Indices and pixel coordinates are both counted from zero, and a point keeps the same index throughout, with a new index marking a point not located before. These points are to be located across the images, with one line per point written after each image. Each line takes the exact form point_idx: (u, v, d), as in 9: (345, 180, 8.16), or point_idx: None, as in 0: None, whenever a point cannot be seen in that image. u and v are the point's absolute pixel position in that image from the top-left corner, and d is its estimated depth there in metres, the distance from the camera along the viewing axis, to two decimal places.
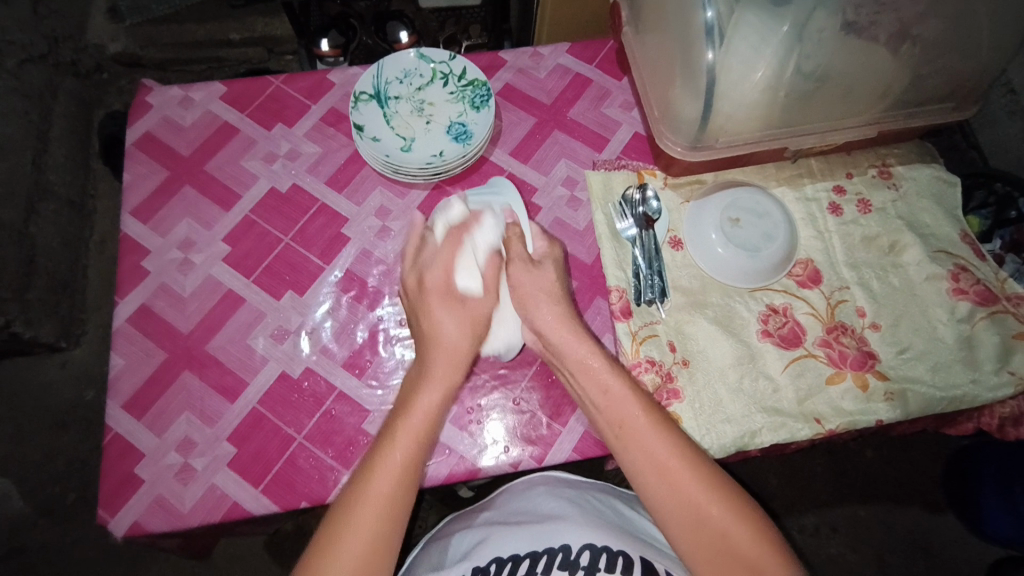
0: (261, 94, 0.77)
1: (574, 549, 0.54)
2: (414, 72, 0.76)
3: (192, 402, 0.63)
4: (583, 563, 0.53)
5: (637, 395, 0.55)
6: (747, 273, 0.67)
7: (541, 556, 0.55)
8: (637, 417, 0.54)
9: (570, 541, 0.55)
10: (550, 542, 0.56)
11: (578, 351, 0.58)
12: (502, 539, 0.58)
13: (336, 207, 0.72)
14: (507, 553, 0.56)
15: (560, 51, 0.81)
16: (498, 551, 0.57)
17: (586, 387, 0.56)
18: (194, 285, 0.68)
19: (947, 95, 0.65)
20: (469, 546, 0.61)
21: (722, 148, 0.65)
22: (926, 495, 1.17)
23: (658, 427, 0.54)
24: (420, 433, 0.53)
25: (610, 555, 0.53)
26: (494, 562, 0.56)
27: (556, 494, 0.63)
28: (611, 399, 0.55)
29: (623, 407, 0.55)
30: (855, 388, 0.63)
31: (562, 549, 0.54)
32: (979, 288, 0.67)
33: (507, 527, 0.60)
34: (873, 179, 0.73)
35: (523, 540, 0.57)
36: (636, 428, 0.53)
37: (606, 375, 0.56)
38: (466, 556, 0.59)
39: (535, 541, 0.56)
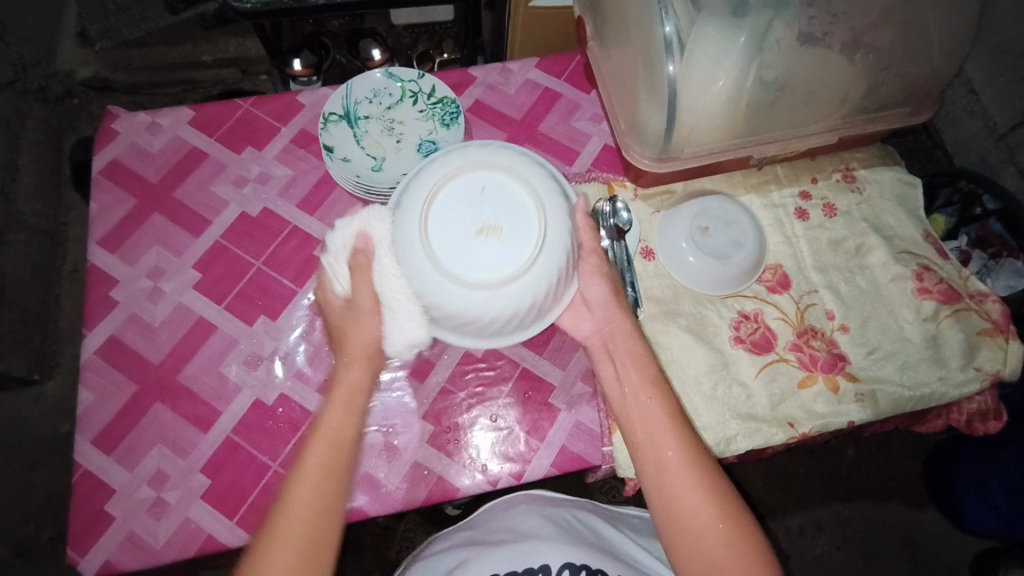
0: (229, 118, 0.77)
1: (552, 570, 0.55)
2: (383, 92, 0.76)
3: (165, 433, 0.62)
4: None
5: (662, 396, 0.55)
6: (717, 280, 0.68)
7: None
8: (658, 418, 0.54)
9: (550, 560, 0.56)
10: (530, 561, 0.56)
11: (615, 348, 0.58)
12: (482, 560, 0.57)
13: (308, 229, 0.72)
14: (486, 573, 0.56)
15: (529, 66, 0.82)
16: (478, 571, 0.56)
17: (615, 380, 0.57)
18: (164, 313, 0.68)
19: (904, 100, 0.67)
20: (449, 567, 0.60)
21: (688, 159, 0.66)
22: (908, 489, 1.19)
23: (679, 431, 0.53)
24: (337, 437, 0.51)
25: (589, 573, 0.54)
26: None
27: (537, 512, 0.63)
28: (637, 397, 0.55)
29: (646, 406, 0.55)
30: (826, 391, 0.64)
31: (541, 570, 0.55)
32: (942, 287, 0.69)
33: (487, 546, 0.59)
34: (837, 183, 0.75)
35: (503, 560, 0.57)
36: (654, 426, 0.53)
37: (634, 374, 0.56)
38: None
39: (515, 562, 0.56)
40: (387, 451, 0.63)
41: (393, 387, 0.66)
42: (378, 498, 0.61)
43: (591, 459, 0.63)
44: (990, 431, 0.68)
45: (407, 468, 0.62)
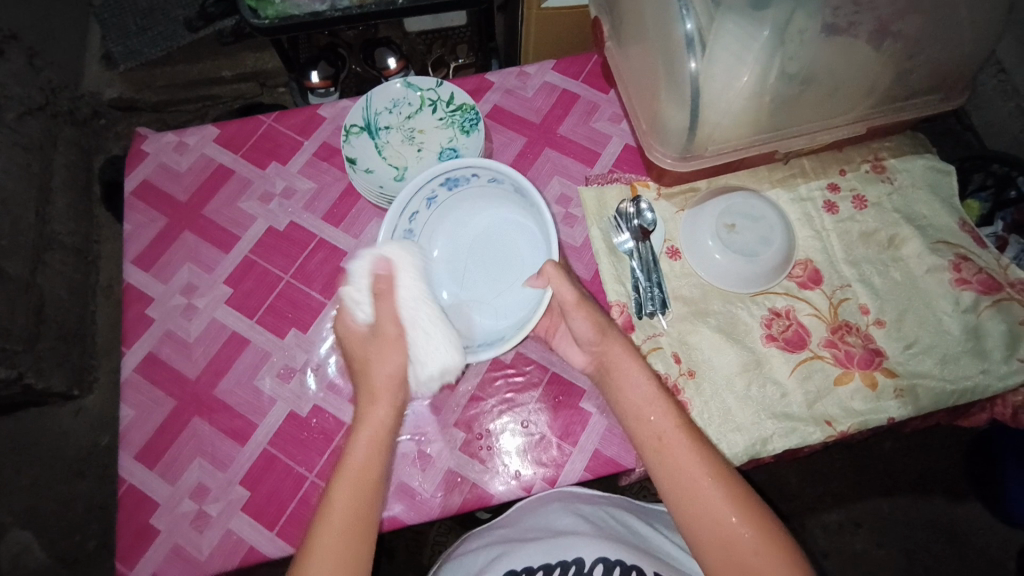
0: (253, 135, 0.78)
1: (586, 563, 0.55)
2: (403, 102, 0.76)
3: (204, 447, 0.64)
4: None
5: (672, 419, 0.53)
6: (746, 278, 0.67)
7: (554, 567, 0.56)
8: (677, 439, 0.52)
9: (583, 554, 0.56)
10: (564, 554, 0.57)
11: (621, 373, 0.56)
12: (517, 552, 0.59)
13: (334, 241, 0.73)
14: (521, 565, 0.58)
15: (545, 69, 0.81)
16: (513, 564, 0.58)
17: (621, 409, 0.55)
18: (198, 329, 0.69)
19: (934, 86, 0.65)
20: (484, 562, 0.62)
21: (712, 156, 0.65)
22: (949, 482, 1.15)
23: (701, 451, 0.52)
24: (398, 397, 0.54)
25: (623, 568, 0.54)
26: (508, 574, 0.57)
27: (569, 509, 0.62)
28: (645, 413, 0.54)
29: (663, 427, 0.53)
30: (864, 387, 0.63)
31: (575, 562, 0.56)
32: (981, 277, 0.67)
33: (522, 541, 0.61)
34: (867, 174, 0.73)
35: (537, 553, 0.58)
36: (669, 455, 0.52)
37: (649, 397, 0.54)
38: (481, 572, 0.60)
39: (549, 557, 0.57)
40: (419, 460, 0.63)
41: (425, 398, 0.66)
42: (413, 506, 0.62)
43: (624, 463, 0.63)
44: None
45: (439, 475, 0.63)
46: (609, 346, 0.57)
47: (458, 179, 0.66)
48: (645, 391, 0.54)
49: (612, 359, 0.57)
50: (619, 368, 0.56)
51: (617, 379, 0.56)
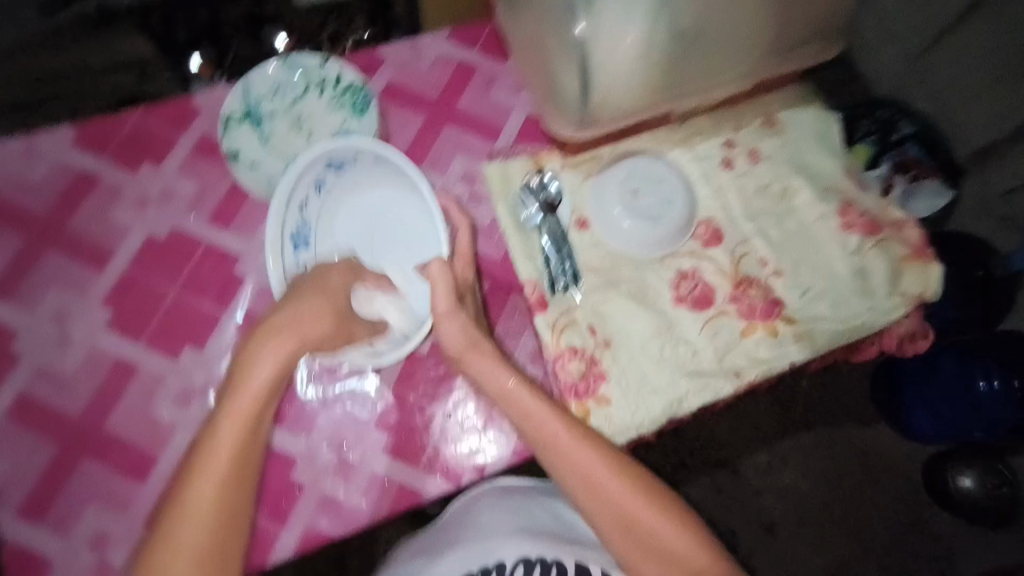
0: (118, 134, 0.70)
1: (507, 566, 0.55)
2: (286, 85, 0.71)
3: (98, 490, 0.59)
4: None
5: (565, 421, 0.53)
6: (653, 242, 0.68)
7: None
8: (567, 436, 0.52)
9: (505, 556, 0.56)
10: (486, 559, 0.56)
11: (502, 387, 0.55)
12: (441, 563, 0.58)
13: (224, 246, 0.68)
14: None
15: (439, 40, 0.77)
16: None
17: (514, 418, 0.55)
18: (78, 359, 0.63)
19: (813, 36, 0.67)
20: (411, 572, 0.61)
21: (610, 121, 0.65)
22: (861, 412, 1.25)
23: (591, 442, 0.53)
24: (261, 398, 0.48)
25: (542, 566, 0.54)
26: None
27: (496, 504, 0.62)
28: (532, 416, 0.54)
29: (552, 428, 0.53)
30: (767, 336, 0.66)
31: (495, 567, 0.55)
32: (865, 220, 0.71)
33: (447, 548, 0.60)
34: (760, 128, 0.75)
35: (461, 562, 0.57)
36: (570, 455, 0.52)
37: (533, 402, 0.54)
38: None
39: (470, 562, 0.57)
40: (341, 463, 0.61)
41: (343, 401, 0.63)
42: (336, 514, 0.60)
43: None
44: (919, 348, 0.73)
45: (364, 479, 0.61)
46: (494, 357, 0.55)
47: (342, 160, 0.65)
48: (534, 396, 0.54)
49: (494, 365, 0.55)
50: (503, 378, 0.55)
51: (503, 392, 0.55)
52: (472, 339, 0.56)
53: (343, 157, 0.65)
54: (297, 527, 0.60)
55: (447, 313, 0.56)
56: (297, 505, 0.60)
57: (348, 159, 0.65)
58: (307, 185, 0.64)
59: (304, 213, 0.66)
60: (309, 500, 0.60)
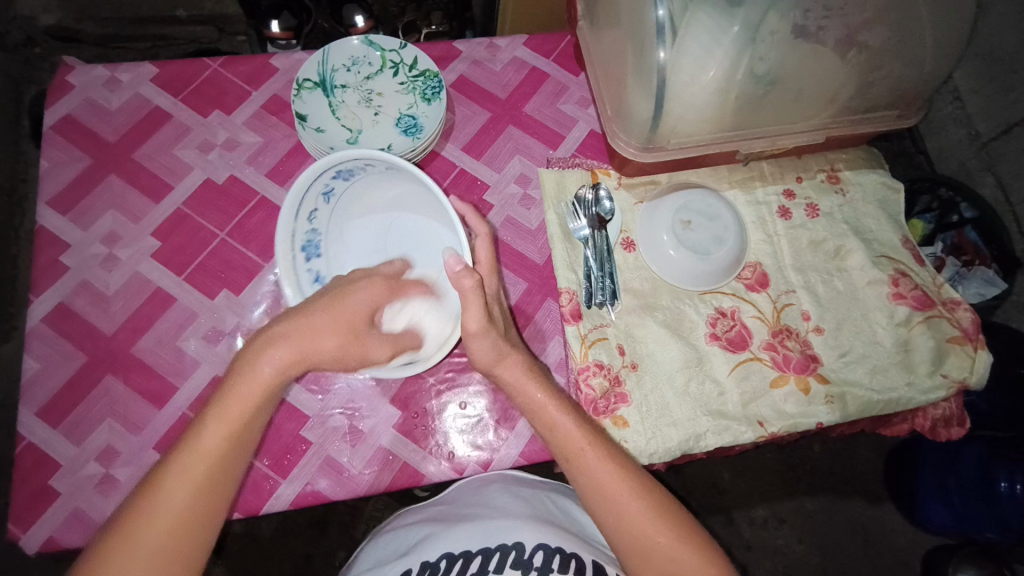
0: (197, 78, 0.72)
1: (526, 549, 0.52)
2: (362, 60, 0.72)
3: (117, 407, 0.59)
4: (535, 564, 0.50)
5: (587, 434, 0.52)
6: (699, 276, 0.67)
7: (493, 553, 0.52)
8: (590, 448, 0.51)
9: (524, 539, 0.53)
10: (503, 538, 0.53)
11: (526, 392, 0.53)
12: (451, 535, 0.56)
13: (277, 201, 0.69)
14: (458, 549, 0.54)
15: (517, 43, 0.79)
16: (449, 547, 0.55)
17: (535, 426, 0.53)
18: (119, 282, 0.64)
19: (893, 102, 0.66)
20: (413, 542, 0.59)
21: (673, 150, 0.65)
22: (869, 486, 1.22)
23: (613, 459, 0.51)
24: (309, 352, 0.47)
25: (564, 557, 0.51)
26: (444, 558, 0.54)
27: (510, 491, 0.60)
28: (557, 422, 0.52)
29: (576, 439, 0.52)
30: (797, 391, 0.64)
31: (514, 546, 0.52)
32: (917, 293, 0.69)
33: (457, 522, 0.57)
34: (821, 183, 0.74)
35: (475, 537, 0.54)
36: (592, 468, 0.51)
37: (558, 412, 0.53)
38: (412, 551, 0.57)
39: (487, 539, 0.54)
40: (349, 435, 0.61)
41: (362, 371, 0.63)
42: (339, 483, 0.59)
43: None
44: (952, 438, 0.69)
45: (370, 452, 0.61)
46: (516, 369, 0.54)
47: (352, 169, 0.59)
48: (560, 408, 0.53)
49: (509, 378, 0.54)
50: (526, 389, 0.54)
51: (527, 400, 0.53)
52: (501, 352, 0.53)
53: (351, 167, 0.58)
54: (295, 484, 0.59)
55: (477, 332, 0.51)
56: (300, 464, 0.60)
57: (357, 169, 0.58)
58: (313, 196, 0.58)
59: (315, 224, 0.60)
60: (314, 458, 0.60)
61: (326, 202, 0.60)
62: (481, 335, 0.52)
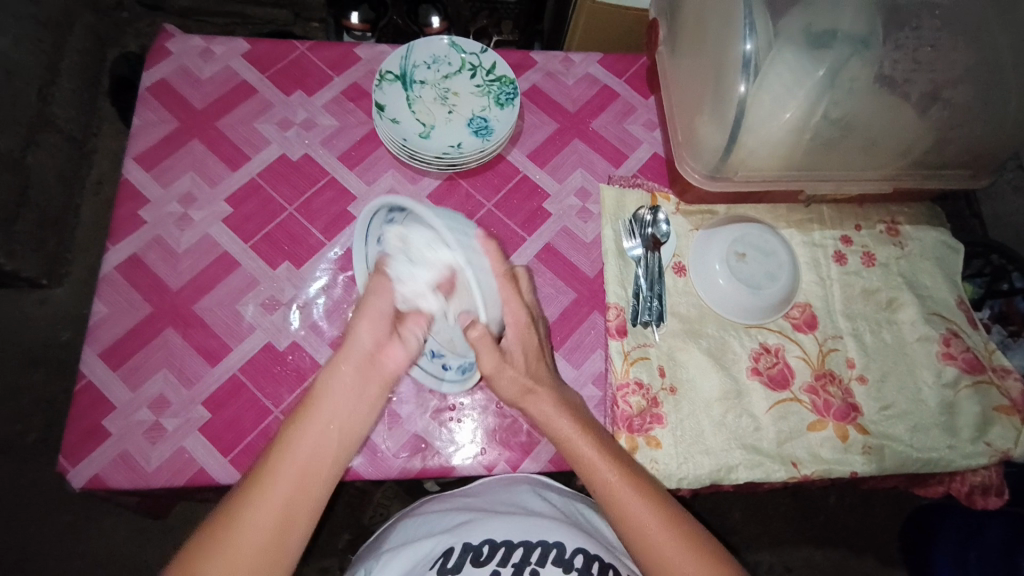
0: (284, 59, 0.76)
1: (567, 549, 0.54)
2: (443, 60, 0.75)
3: (173, 359, 0.61)
4: (577, 564, 0.53)
5: (611, 461, 0.53)
6: (748, 309, 0.67)
7: (534, 546, 0.54)
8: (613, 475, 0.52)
9: (564, 540, 0.55)
10: (544, 535, 0.55)
11: (556, 427, 0.54)
12: (493, 522, 0.57)
13: (346, 183, 0.71)
14: (500, 536, 0.55)
15: (591, 61, 0.81)
16: (491, 534, 0.56)
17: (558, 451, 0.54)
18: (190, 241, 0.66)
19: (965, 162, 0.66)
20: (452, 524, 0.60)
21: (740, 181, 0.65)
22: (881, 547, 1.19)
23: (637, 487, 0.52)
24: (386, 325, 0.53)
25: (601, 564, 0.54)
26: (487, 543, 0.55)
27: (543, 494, 0.63)
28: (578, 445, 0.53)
29: (597, 467, 0.52)
30: (835, 438, 0.64)
31: (556, 545, 0.54)
32: (967, 356, 0.68)
33: (496, 513, 0.59)
34: (881, 234, 0.74)
35: (517, 529, 0.56)
36: (612, 497, 0.51)
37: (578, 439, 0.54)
38: (451, 531, 0.58)
39: (528, 533, 0.56)
40: (387, 418, 0.62)
41: None
42: (372, 463, 0.61)
43: None
44: (988, 508, 0.67)
45: (405, 437, 0.62)
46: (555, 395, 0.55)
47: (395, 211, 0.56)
48: (582, 434, 0.54)
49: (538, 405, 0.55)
50: (549, 417, 0.54)
51: (549, 424, 0.54)
52: (526, 387, 0.55)
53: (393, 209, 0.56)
54: None
55: (493, 372, 0.54)
56: None
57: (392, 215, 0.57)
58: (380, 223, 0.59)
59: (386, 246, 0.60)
60: None
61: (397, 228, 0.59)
62: (499, 376, 0.54)
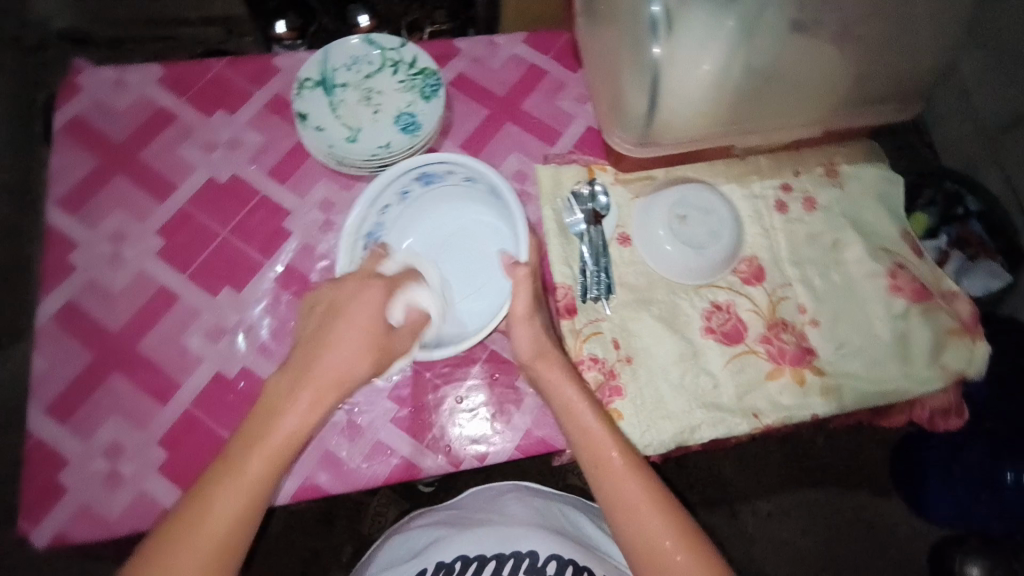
0: (200, 79, 0.74)
1: (540, 557, 0.56)
2: (363, 60, 0.74)
3: (122, 403, 0.60)
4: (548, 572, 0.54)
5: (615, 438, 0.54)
6: (694, 269, 0.67)
7: (507, 559, 0.56)
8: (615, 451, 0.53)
9: (537, 548, 0.56)
10: (518, 546, 0.57)
11: (565, 397, 0.56)
12: (466, 537, 0.59)
13: (277, 199, 0.69)
14: (472, 552, 0.57)
15: (515, 41, 0.80)
16: (464, 549, 0.58)
17: (567, 428, 0.55)
18: (125, 281, 0.65)
19: (890, 95, 0.66)
20: (427, 542, 0.62)
21: (671, 143, 0.66)
22: (873, 480, 1.22)
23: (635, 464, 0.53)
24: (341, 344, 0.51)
25: (575, 567, 0.55)
26: (459, 559, 0.57)
27: (524, 501, 0.65)
28: (583, 420, 0.55)
29: (600, 442, 0.54)
30: (792, 383, 0.65)
31: (529, 554, 0.56)
32: (915, 286, 0.69)
33: (470, 527, 0.61)
34: (820, 177, 0.75)
35: (491, 542, 0.58)
36: (613, 472, 0.52)
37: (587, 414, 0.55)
38: (424, 552, 0.60)
39: (502, 544, 0.57)
40: (348, 430, 0.62)
41: None
42: (339, 475, 0.61)
43: (555, 443, 0.63)
44: (949, 429, 0.69)
45: (368, 445, 0.62)
46: (553, 369, 0.57)
47: (433, 175, 0.68)
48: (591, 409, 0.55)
49: (547, 378, 0.57)
50: (560, 392, 0.56)
51: (560, 396, 0.56)
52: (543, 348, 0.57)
53: (434, 171, 0.68)
54: (296, 477, 0.60)
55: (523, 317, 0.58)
56: (300, 457, 0.60)
57: (439, 173, 0.68)
58: (392, 191, 0.67)
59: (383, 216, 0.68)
60: (313, 452, 0.61)
61: (402, 200, 0.69)
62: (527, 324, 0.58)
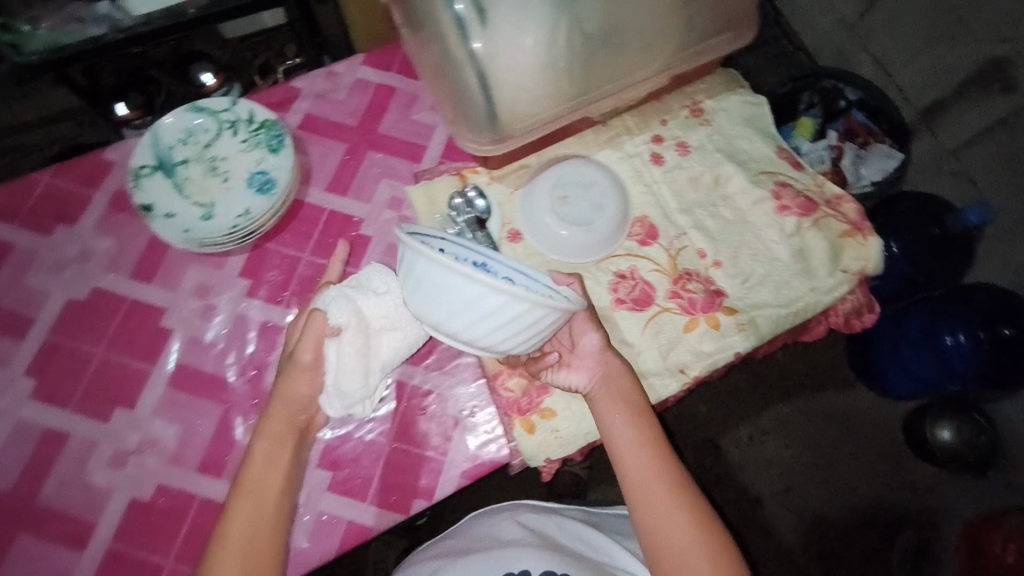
0: (29, 197, 0.68)
1: None
2: (198, 130, 0.70)
3: (37, 563, 0.56)
4: None
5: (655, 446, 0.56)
6: (587, 247, 0.67)
7: None
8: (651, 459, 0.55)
9: (530, 567, 0.57)
10: (511, 567, 0.57)
11: (605, 411, 0.57)
12: (462, 569, 0.59)
13: (147, 299, 0.65)
14: None
15: (354, 65, 0.76)
16: None
17: (609, 437, 0.57)
18: (4, 435, 0.60)
19: (718, 23, 0.65)
20: None
21: (523, 134, 0.62)
22: (836, 377, 1.25)
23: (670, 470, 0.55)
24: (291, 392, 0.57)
25: None
26: None
27: (518, 520, 0.64)
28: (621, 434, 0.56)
29: (639, 452, 0.55)
30: (709, 329, 0.65)
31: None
32: (800, 201, 0.70)
33: (467, 554, 0.61)
34: (686, 119, 0.75)
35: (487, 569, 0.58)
36: (644, 478, 0.54)
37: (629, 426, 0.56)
38: None
39: (495, 570, 0.57)
40: None
41: None
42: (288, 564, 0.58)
43: (499, 460, 0.61)
44: (865, 326, 0.71)
45: (310, 525, 0.59)
46: (613, 389, 0.58)
47: None
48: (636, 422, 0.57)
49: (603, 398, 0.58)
50: (606, 409, 0.57)
51: (604, 411, 0.57)
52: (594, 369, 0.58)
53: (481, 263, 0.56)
54: None
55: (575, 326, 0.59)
56: None
57: None
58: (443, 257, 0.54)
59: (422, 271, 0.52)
60: None
61: None
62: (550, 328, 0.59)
